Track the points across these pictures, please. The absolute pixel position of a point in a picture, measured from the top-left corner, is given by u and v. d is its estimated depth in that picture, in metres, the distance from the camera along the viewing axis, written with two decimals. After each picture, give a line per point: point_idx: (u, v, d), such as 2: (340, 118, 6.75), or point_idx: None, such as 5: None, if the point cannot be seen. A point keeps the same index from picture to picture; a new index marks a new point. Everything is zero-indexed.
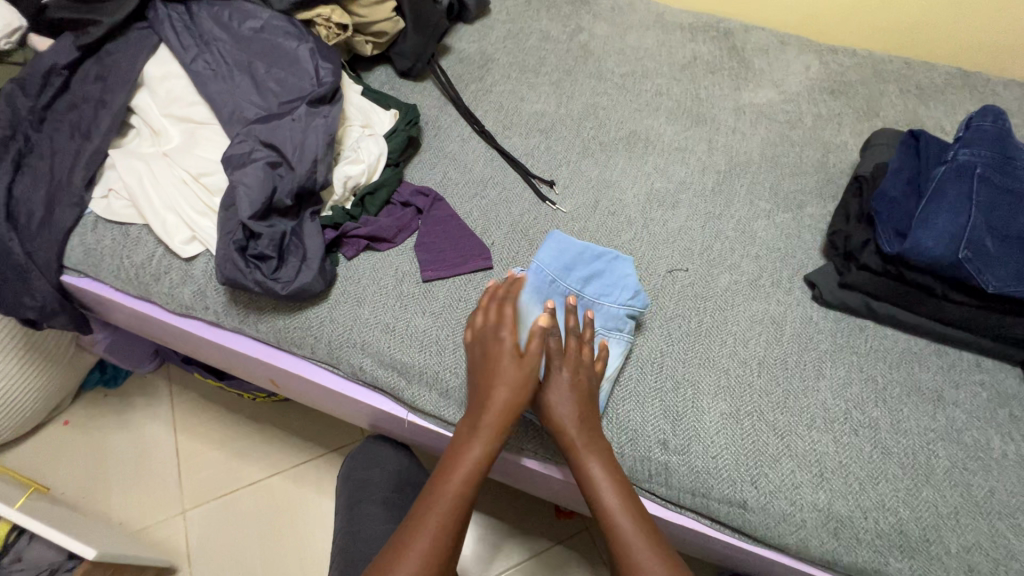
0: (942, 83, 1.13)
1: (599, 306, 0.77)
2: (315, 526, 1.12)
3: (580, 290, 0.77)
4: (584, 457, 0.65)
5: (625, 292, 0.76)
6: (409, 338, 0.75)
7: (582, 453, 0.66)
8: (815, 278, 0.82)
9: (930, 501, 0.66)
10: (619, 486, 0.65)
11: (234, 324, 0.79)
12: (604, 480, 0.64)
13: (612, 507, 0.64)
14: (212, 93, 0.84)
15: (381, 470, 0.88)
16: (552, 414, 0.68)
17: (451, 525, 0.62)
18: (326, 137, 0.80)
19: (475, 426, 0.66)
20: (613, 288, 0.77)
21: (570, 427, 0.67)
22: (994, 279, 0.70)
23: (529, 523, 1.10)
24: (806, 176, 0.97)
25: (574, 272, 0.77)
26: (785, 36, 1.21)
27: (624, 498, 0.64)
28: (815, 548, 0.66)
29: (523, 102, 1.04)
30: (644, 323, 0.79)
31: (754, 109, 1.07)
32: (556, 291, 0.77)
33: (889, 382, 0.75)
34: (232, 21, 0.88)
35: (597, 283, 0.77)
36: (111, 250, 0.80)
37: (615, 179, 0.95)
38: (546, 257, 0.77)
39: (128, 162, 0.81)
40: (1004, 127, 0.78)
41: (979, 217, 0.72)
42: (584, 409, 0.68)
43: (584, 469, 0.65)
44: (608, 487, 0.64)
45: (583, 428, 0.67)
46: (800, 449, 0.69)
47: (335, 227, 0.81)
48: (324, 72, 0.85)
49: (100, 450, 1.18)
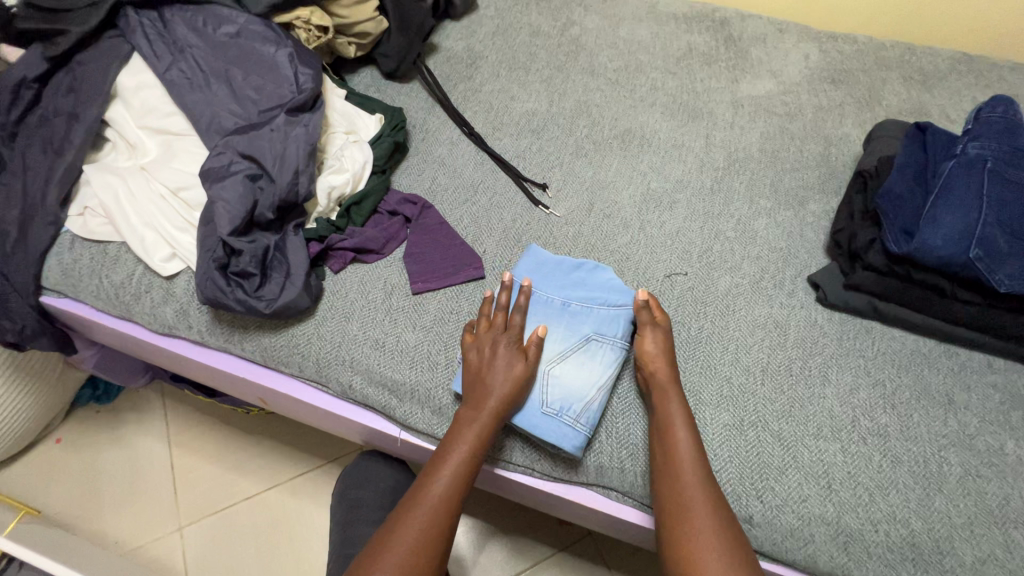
0: (946, 69, 1.09)
1: (587, 310, 0.74)
2: (314, 539, 1.10)
3: (565, 298, 0.75)
4: (667, 395, 0.66)
5: (612, 296, 0.75)
6: (400, 354, 0.73)
7: (667, 391, 0.66)
8: (818, 279, 0.79)
9: (943, 511, 0.64)
10: (692, 429, 0.64)
11: (219, 343, 0.77)
12: (680, 423, 0.64)
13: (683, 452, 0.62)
14: (188, 103, 0.80)
15: (376, 486, 0.86)
16: (649, 349, 0.69)
17: (449, 507, 0.61)
18: (308, 147, 0.77)
19: (472, 416, 0.65)
20: (596, 294, 0.75)
21: (661, 361, 0.68)
22: (1007, 278, 0.67)
23: (532, 531, 1.08)
24: (808, 171, 0.94)
25: (555, 284, 0.76)
26: (783, 24, 1.17)
27: (698, 453, 0.63)
28: (824, 563, 0.63)
29: (514, 101, 1.01)
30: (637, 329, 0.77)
31: (753, 101, 1.03)
32: (540, 302, 0.74)
33: (897, 387, 0.72)
34: (206, 26, 0.84)
35: (580, 290, 0.75)
36: (89, 269, 0.78)
37: (610, 180, 0.91)
38: (525, 272, 0.77)
39: (104, 178, 0.78)
40: (1015, 117, 0.75)
41: (991, 213, 0.69)
42: (671, 352, 0.70)
43: (662, 404, 0.66)
44: (686, 433, 0.64)
45: (672, 370, 0.68)
46: (806, 460, 0.67)
47: (320, 240, 0.78)
48: (304, 78, 0.81)
49: (94, 468, 1.16)
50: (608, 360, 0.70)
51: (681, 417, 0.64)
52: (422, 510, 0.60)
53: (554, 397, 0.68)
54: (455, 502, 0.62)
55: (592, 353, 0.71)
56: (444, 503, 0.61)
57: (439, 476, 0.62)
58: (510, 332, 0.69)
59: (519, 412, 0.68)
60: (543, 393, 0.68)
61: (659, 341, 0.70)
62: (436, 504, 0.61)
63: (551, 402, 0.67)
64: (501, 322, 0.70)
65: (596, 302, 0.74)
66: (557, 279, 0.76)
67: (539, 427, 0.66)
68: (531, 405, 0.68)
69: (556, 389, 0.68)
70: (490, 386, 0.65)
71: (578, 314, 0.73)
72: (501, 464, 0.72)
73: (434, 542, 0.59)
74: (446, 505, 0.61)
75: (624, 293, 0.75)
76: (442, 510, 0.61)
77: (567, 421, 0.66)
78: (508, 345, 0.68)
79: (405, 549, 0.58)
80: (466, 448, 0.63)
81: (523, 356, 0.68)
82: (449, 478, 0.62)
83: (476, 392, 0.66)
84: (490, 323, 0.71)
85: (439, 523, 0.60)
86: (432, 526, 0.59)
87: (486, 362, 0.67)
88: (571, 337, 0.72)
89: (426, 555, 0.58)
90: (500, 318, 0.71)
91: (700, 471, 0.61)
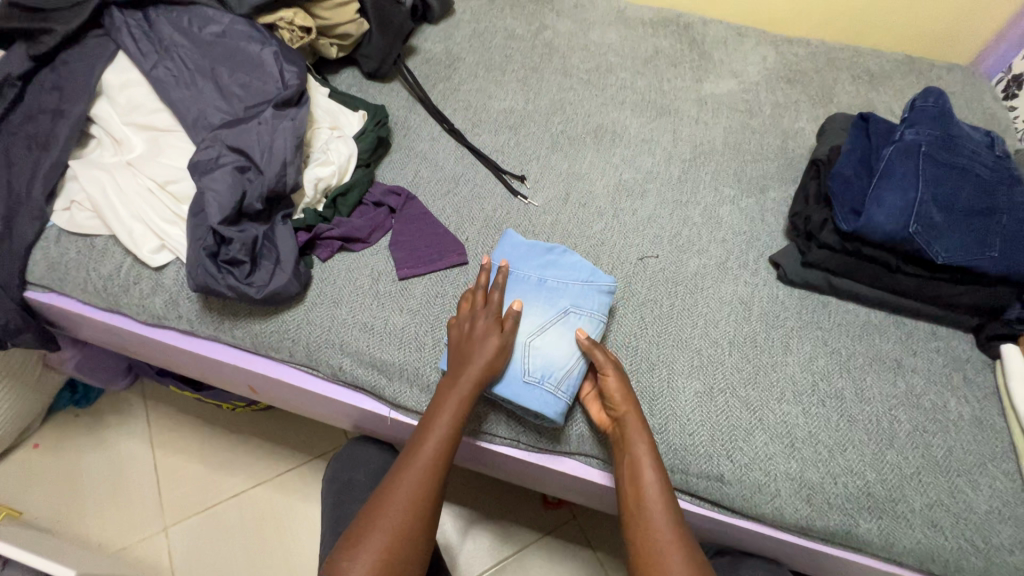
0: (891, 69, 1.18)
1: (563, 287, 0.77)
2: (303, 531, 1.11)
3: (541, 274, 0.78)
4: (632, 436, 0.66)
5: (583, 274, 0.78)
6: (388, 336, 0.76)
7: (632, 431, 0.66)
8: (779, 259, 0.85)
9: (895, 463, 0.70)
10: (659, 471, 0.65)
11: (208, 331, 0.78)
12: (648, 464, 0.65)
13: (649, 487, 0.64)
14: (175, 100, 0.82)
15: (366, 470, 0.89)
16: (613, 387, 0.69)
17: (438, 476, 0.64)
18: (295, 139, 0.80)
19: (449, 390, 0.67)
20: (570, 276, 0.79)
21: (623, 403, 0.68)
22: (944, 251, 0.74)
23: (518, 515, 1.11)
24: (767, 162, 1.00)
25: (532, 262, 0.80)
26: (742, 29, 1.25)
27: (665, 500, 0.63)
28: (790, 515, 0.68)
29: (492, 100, 1.06)
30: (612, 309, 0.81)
31: (716, 99, 1.10)
32: (518, 280, 0.78)
33: (852, 353, 0.79)
34: (191, 26, 0.87)
35: (558, 269, 0.79)
36: (77, 263, 0.79)
37: (585, 172, 0.97)
38: (504, 254, 0.81)
39: (91, 172, 0.79)
40: (945, 107, 0.84)
41: (926, 192, 0.76)
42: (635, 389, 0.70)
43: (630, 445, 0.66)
44: (653, 473, 0.64)
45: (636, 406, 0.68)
46: (771, 422, 0.72)
47: (308, 230, 0.81)
48: (290, 75, 0.84)
49: (74, 471, 1.15)
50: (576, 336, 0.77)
51: (647, 455, 0.65)
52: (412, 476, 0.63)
53: (536, 366, 0.71)
54: (441, 469, 0.65)
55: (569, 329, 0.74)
56: (433, 468, 0.64)
57: (426, 443, 0.65)
58: (491, 307, 0.72)
59: (500, 382, 0.71)
60: (525, 363, 0.71)
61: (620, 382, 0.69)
62: (424, 470, 0.63)
63: (532, 370, 0.71)
64: (481, 300, 0.74)
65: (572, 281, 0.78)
66: (534, 261, 0.80)
67: (520, 395, 0.69)
68: (512, 375, 0.71)
69: (536, 359, 0.72)
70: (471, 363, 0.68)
71: (555, 290, 0.77)
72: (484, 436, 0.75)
73: (421, 505, 0.62)
74: (432, 472, 0.64)
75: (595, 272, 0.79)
76: (428, 478, 0.63)
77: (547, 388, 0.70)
78: (488, 318, 0.71)
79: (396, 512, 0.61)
80: (450, 415, 0.66)
81: (500, 327, 0.71)
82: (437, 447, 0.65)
83: (457, 362, 0.69)
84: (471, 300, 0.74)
85: (425, 486, 0.63)
86: (421, 493, 0.62)
87: (472, 335, 0.70)
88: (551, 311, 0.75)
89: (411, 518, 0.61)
90: (481, 296, 0.74)
91: (665, 507, 0.63)
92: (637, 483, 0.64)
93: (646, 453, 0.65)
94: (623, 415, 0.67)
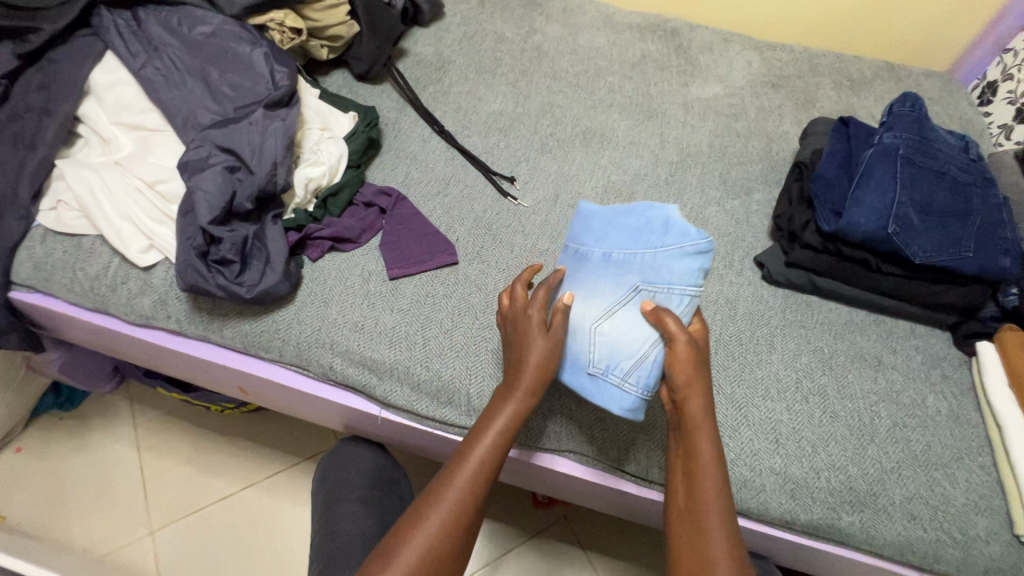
0: (871, 75, 1.21)
1: (631, 257, 0.69)
2: (293, 533, 1.11)
3: (605, 250, 0.71)
4: (699, 437, 0.61)
5: (660, 235, 0.69)
6: (379, 335, 0.76)
7: (698, 434, 0.62)
8: (763, 259, 0.87)
9: (875, 458, 0.72)
10: (722, 471, 0.60)
11: (197, 331, 0.78)
12: (716, 468, 0.60)
13: (714, 492, 0.59)
14: (165, 100, 0.82)
15: (357, 470, 0.89)
16: (682, 368, 0.63)
17: (489, 472, 0.60)
18: (285, 140, 0.80)
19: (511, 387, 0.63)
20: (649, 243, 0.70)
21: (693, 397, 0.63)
22: (921, 251, 0.76)
23: (510, 515, 1.11)
24: (752, 164, 1.03)
25: (601, 236, 0.72)
26: (727, 34, 1.27)
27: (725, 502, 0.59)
28: (774, 509, 0.70)
29: (481, 102, 1.07)
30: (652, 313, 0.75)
31: (702, 103, 1.12)
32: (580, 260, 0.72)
33: (834, 351, 0.81)
34: (181, 26, 0.86)
35: (627, 237, 0.70)
36: (63, 262, 0.78)
37: (574, 174, 0.98)
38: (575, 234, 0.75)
39: (78, 172, 0.78)
40: (921, 111, 0.86)
41: (903, 194, 0.78)
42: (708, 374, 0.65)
43: (695, 446, 0.62)
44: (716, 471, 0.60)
45: (708, 400, 0.63)
46: (756, 419, 0.74)
47: (298, 230, 0.81)
48: (280, 76, 0.84)
49: (58, 475, 1.13)
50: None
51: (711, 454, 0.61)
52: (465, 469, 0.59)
53: (604, 362, 0.66)
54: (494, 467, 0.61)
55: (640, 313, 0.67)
56: (485, 462, 0.60)
57: (481, 439, 0.61)
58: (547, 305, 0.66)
59: (566, 371, 0.68)
60: (590, 352, 0.67)
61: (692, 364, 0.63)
62: (475, 469, 0.59)
63: (598, 361, 0.66)
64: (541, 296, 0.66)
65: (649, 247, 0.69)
66: (602, 234, 0.72)
67: (589, 389, 0.67)
68: (578, 365, 0.67)
69: (603, 346, 0.66)
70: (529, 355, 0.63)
71: (622, 263, 0.69)
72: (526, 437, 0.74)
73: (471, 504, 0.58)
74: (484, 470, 0.60)
75: (673, 233, 0.68)
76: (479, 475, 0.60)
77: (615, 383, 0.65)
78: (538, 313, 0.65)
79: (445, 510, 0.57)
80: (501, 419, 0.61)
81: (545, 328, 0.64)
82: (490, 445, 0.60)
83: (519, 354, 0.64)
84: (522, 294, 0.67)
85: (476, 484, 0.59)
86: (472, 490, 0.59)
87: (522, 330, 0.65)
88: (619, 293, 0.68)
89: (461, 517, 0.57)
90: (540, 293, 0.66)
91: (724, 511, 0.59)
92: (701, 485, 0.60)
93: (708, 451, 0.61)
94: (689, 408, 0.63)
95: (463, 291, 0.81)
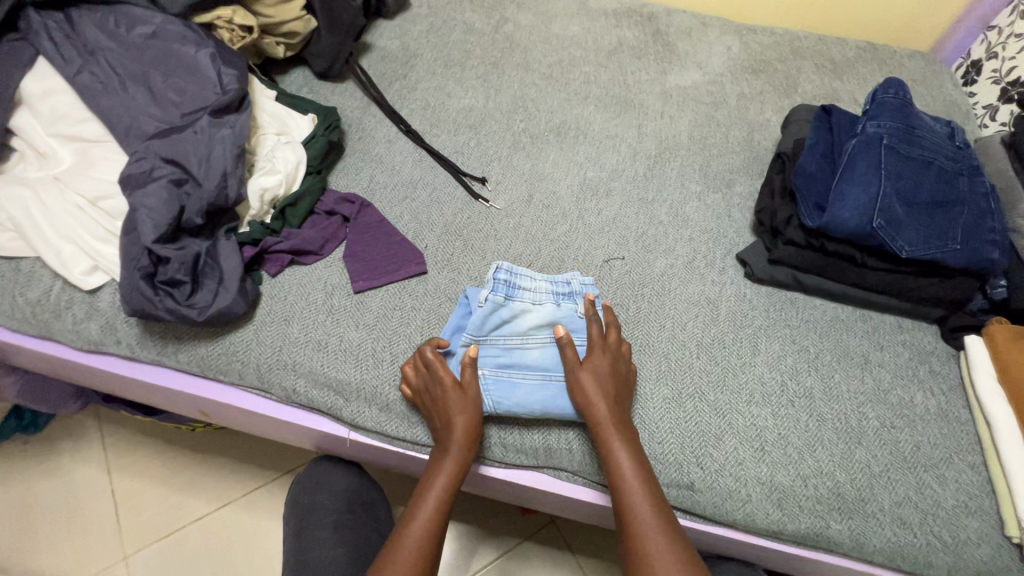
0: (854, 58, 1.18)
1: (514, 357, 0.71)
2: (273, 551, 1.07)
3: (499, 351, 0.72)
4: (612, 439, 0.64)
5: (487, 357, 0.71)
6: (343, 353, 0.72)
7: (608, 435, 0.64)
8: (745, 256, 0.84)
9: (863, 461, 0.70)
10: (641, 468, 0.63)
11: (151, 356, 0.74)
12: (630, 471, 0.62)
13: (631, 490, 0.62)
14: (103, 108, 0.76)
15: (329, 492, 0.85)
16: (586, 390, 0.66)
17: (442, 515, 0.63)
18: (236, 149, 0.75)
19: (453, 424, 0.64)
20: (531, 275, 0.77)
21: (601, 401, 0.66)
22: (907, 245, 0.73)
23: (494, 523, 1.08)
24: (733, 155, 0.99)
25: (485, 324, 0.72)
26: (706, 18, 1.22)
27: (652, 497, 0.62)
28: (761, 520, 0.67)
29: (451, 98, 1.01)
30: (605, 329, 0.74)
31: (680, 92, 1.08)
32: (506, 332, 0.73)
33: (820, 351, 0.78)
34: (118, 27, 0.80)
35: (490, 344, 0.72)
36: (1, 288, 0.73)
37: (548, 171, 0.94)
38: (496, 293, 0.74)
39: (10, 189, 0.72)
40: (905, 98, 0.83)
41: (888, 186, 0.75)
42: (612, 392, 0.66)
43: (608, 449, 0.64)
44: (631, 472, 0.62)
45: (614, 407, 0.66)
46: (740, 426, 0.71)
47: (254, 244, 0.76)
48: (229, 79, 0.79)
49: (23, 503, 1.09)
50: (580, 328, 0.74)
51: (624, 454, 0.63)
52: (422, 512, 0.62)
53: (536, 398, 0.68)
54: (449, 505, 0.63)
55: (506, 385, 0.69)
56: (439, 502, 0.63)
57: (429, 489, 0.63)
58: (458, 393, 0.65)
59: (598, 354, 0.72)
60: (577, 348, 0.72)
61: (591, 381, 0.67)
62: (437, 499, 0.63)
63: None
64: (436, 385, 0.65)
65: (537, 278, 0.77)
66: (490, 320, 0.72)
67: None
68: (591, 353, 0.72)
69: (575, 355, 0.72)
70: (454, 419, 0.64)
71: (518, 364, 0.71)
72: (488, 463, 0.72)
73: (431, 544, 0.61)
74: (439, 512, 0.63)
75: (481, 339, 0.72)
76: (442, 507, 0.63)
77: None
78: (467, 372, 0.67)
79: (408, 556, 0.60)
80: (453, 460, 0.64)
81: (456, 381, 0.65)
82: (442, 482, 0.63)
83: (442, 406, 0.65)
84: (429, 357, 0.67)
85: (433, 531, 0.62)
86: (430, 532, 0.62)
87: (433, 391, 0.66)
88: (540, 316, 0.74)
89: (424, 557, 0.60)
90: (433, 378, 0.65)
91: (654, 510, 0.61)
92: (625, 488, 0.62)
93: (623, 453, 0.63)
94: (598, 413, 0.65)
95: (433, 304, 0.77)
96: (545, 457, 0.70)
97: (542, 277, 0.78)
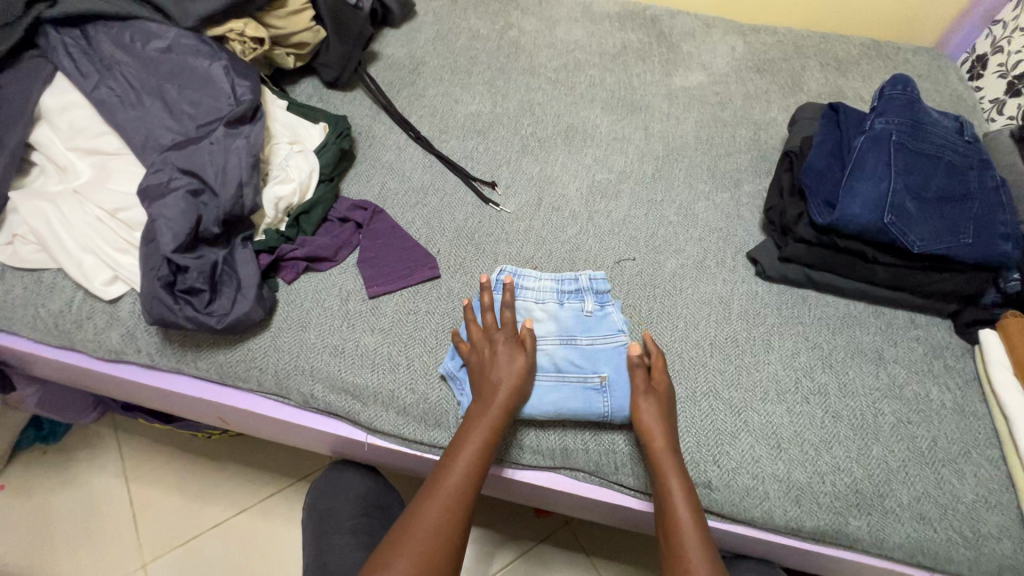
0: (858, 55, 1.18)
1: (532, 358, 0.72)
2: (289, 557, 1.08)
3: None
4: (662, 452, 0.64)
5: None
6: (360, 358, 0.73)
7: (660, 449, 0.64)
8: (756, 255, 0.84)
9: (880, 457, 0.70)
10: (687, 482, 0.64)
11: (171, 364, 0.75)
12: (677, 483, 0.63)
13: (677, 503, 0.62)
14: (120, 122, 0.78)
15: (346, 496, 0.86)
16: (648, 408, 0.66)
17: (459, 507, 0.60)
18: (250, 159, 0.76)
19: (482, 409, 0.65)
20: (536, 274, 0.78)
21: (653, 417, 0.66)
22: (918, 240, 0.73)
23: (510, 526, 1.08)
24: (740, 155, 0.99)
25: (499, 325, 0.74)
26: (709, 19, 1.23)
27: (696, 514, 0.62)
28: (779, 517, 0.67)
29: (458, 104, 1.03)
30: (613, 323, 0.75)
31: (686, 93, 1.09)
32: None
33: (833, 347, 0.78)
34: (133, 42, 0.82)
35: None
36: (24, 299, 0.75)
37: (557, 174, 0.94)
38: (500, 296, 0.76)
39: (32, 203, 0.74)
40: (913, 94, 0.83)
41: (898, 182, 0.75)
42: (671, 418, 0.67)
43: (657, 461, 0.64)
44: (677, 485, 0.63)
45: (668, 424, 0.66)
46: (756, 423, 0.71)
47: (270, 252, 0.77)
48: (242, 90, 0.81)
49: (43, 512, 1.10)
50: (589, 327, 0.75)
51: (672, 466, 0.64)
52: (437, 498, 0.60)
53: (549, 399, 0.68)
54: (469, 495, 0.61)
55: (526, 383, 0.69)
56: (457, 489, 0.61)
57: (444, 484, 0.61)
58: (505, 328, 0.71)
59: (612, 350, 0.72)
60: (591, 345, 0.73)
61: (654, 406, 0.67)
62: (457, 486, 0.61)
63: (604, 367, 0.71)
64: (492, 323, 0.72)
65: (542, 277, 0.78)
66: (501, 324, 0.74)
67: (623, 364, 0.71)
68: (605, 349, 0.73)
69: (587, 352, 0.72)
70: (503, 368, 0.67)
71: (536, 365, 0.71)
72: (510, 465, 0.72)
73: (445, 537, 0.58)
74: (459, 498, 0.60)
75: None
76: (458, 500, 0.60)
77: (593, 383, 0.69)
78: (506, 338, 0.70)
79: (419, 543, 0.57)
80: (478, 439, 0.63)
81: (520, 347, 0.70)
82: (460, 469, 0.61)
83: (482, 388, 0.66)
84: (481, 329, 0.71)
85: (451, 516, 0.59)
86: (450, 518, 0.59)
87: (490, 353, 0.68)
88: (545, 316, 0.76)
89: (438, 547, 0.57)
90: (490, 318, 0.72)
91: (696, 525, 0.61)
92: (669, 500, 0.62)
93: (670, 465, 0.64)
94: (649, 425, 0.65)
95: (447, 308, 0.78)
96: (562, 457, 0.71)
97: (548, 275, 0.79)
